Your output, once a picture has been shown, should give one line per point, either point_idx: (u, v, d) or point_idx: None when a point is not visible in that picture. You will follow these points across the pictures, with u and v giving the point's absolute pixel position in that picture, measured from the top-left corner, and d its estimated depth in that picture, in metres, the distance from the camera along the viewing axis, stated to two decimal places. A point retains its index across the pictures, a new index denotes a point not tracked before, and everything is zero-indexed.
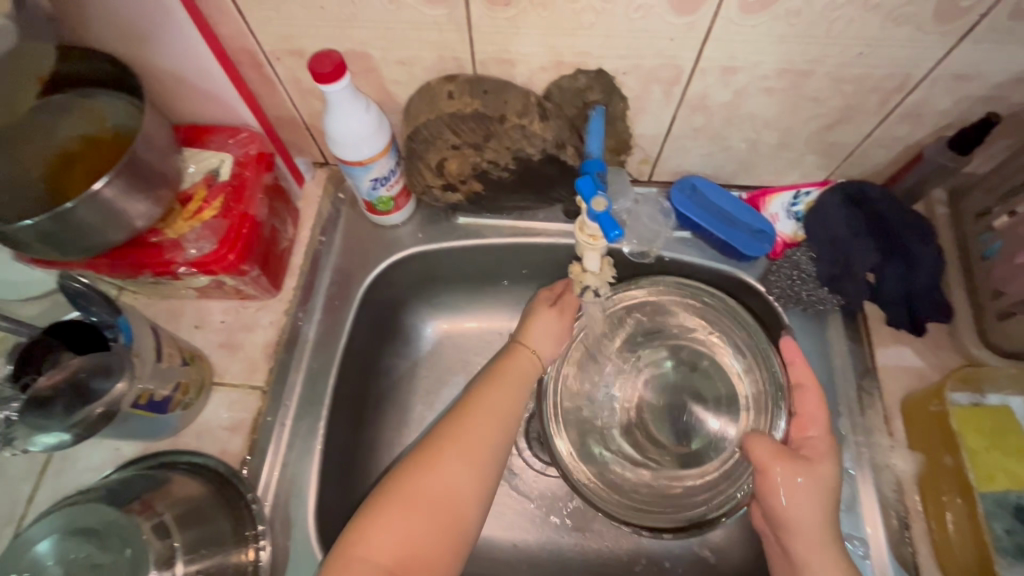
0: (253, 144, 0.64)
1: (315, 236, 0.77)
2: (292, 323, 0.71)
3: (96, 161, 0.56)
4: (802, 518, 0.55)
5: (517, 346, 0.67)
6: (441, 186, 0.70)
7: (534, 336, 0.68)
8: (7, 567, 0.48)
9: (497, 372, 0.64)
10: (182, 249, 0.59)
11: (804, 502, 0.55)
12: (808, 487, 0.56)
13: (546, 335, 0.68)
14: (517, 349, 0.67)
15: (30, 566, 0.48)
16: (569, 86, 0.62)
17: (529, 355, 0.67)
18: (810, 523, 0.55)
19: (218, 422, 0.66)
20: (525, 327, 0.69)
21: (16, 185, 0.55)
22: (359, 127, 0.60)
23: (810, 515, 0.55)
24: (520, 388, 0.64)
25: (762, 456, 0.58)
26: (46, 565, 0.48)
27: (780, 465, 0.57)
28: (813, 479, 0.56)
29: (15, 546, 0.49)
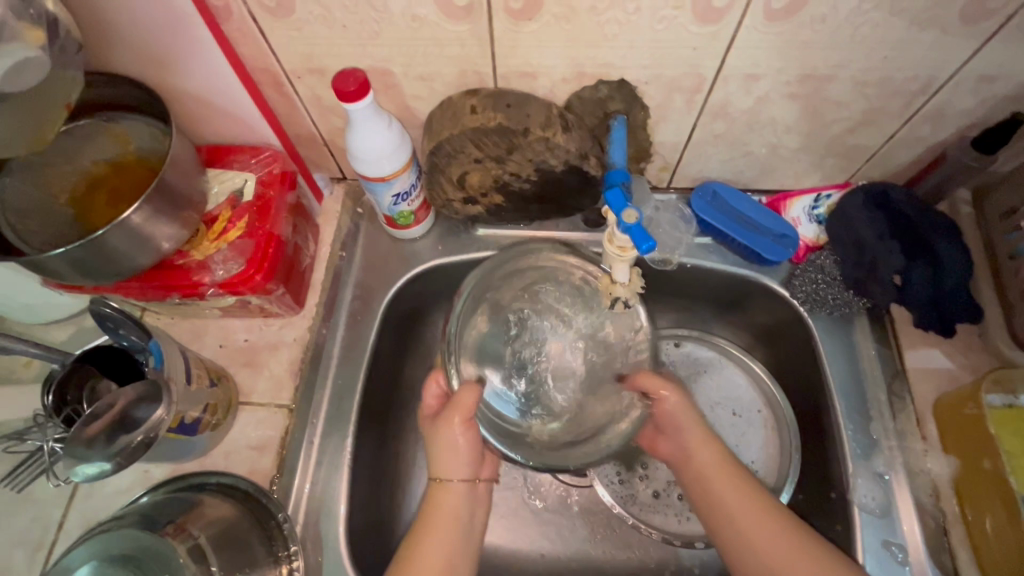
0: (275, 163, 0.64)
1: (336, 251, 0.77)
2: (316, 339, 0.71)
3: (124, 186, 0.57)
4: (679, 419, 0.65)
5: (436, 485, 0.60)
6: (462, 199, 0.70)
7: (442, 465, 0.60)
8: None
9: (424, 522, 0.60)
10: (209, 270, 0.59)
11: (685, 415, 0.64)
12: (676, 396, 0.64)
13: (453, 461, 0.60)
14: (436, 493, 0.60)
15: None
16: (589, 97, 0.61)
17: (445, 487, 0.60)
18: (687, 418, 0.65)
19: (245, 441, 0.66)
20: (432, 455, 0.61)
21: (45, 212, 0.55)
22: (382, 143, 0.61)
23: (692, 418, 0.65)
24: (452, 528, 0.59)
25: (649, 384, 0.63)
26: None
27: (666, 386, 0.64)
28: (673, 399, 0.64)
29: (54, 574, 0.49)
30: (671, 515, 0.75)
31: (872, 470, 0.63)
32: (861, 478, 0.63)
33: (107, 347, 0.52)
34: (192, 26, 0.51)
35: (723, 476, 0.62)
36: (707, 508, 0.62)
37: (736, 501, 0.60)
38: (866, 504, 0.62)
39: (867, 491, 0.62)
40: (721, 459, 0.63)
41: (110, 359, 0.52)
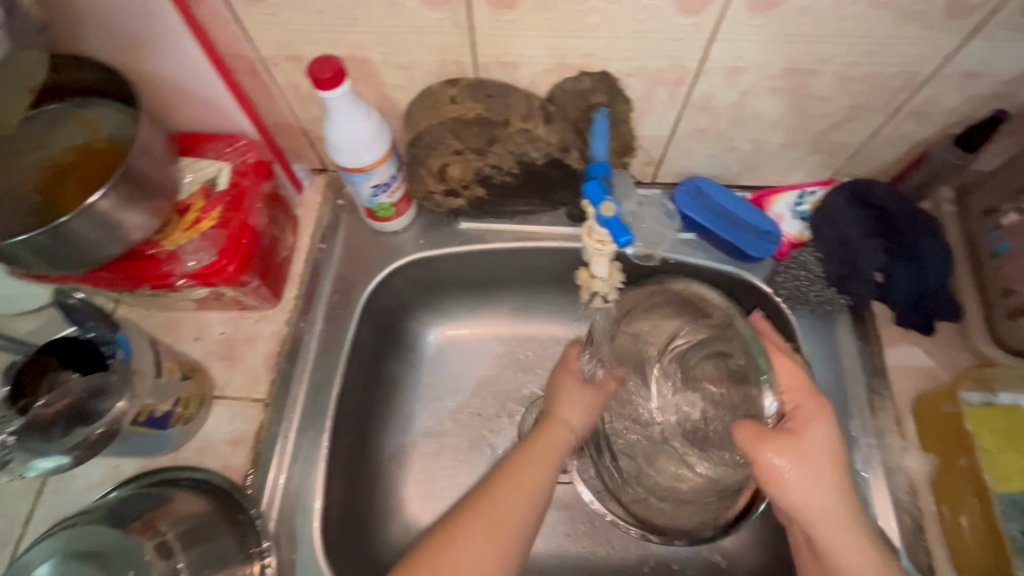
0: (251, 152, 0.63)
1: (315, 244, 0.75)
2: (294, 333, 0.70)
3: (92, 173, 0.55)
4: (802, 499, 0.52)
5: (551, 420, 0.65)
6: (443, 191, 0.69)
7: (564, 408, 0.66)
8: None
9: (530, 443, 0.63)
10: (179, 261, 0.57)
11: (798, 481, 0.52)
12: (785, 454, 0.52)
13: (576, 405, 0.67)
14: (547, 428, 0.65)
15: None
16: (572, 89, 0.60)
17: (562, 426, 0.65)
18: (811, 487, 0.52)
19: (219, 435, 0.64)
20: (555, 396, 0.68)
21: (12, 199, 0.54)
22: (360, 133, 0.59)
23: (808, 491, 0.52)
24: (557, 456, 0.63)
25: (748, 439, 0.54)
26: None
27: (768, 443, 0.53)
28: (809, 446, 0.53)
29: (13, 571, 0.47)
30: None
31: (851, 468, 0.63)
32: None
33: (73, 337, 0.50)
34: (161, 8, 0.50)
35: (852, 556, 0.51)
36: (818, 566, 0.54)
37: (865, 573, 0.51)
38: None
39: None
40: (848, 537, 0.52)
41: (75, 350, 0.50)
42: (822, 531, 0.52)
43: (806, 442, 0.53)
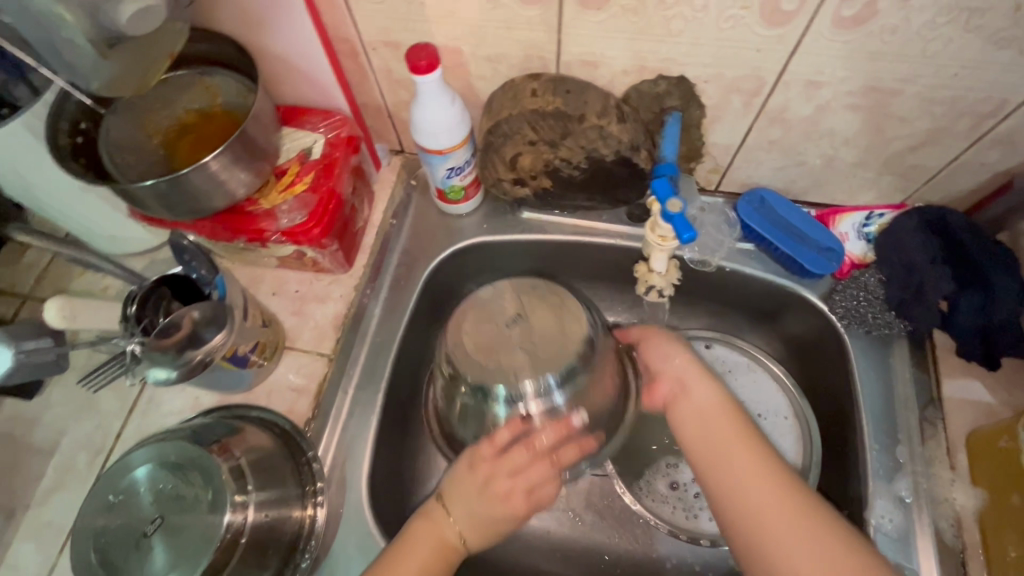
0: (343, 127, 0.68)
1: (387, 218, 0.81)
2: (360, 298, 0.76)
3: (210, 133, 0.63)
4: (673, 362, 0.66)
5: (435, 507, 0.61)
6: (511, 180, 0.73)
7: (457, 504, 0.61)
8: (108, 487, 0.54)
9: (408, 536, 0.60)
10: (275, 219, 0.63)
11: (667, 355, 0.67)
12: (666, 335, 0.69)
13: (476, 491, 0.61)
14: (432, 510, 0.61)
15: (126, 488, 0.54)
16: (648, 91, 0.63)
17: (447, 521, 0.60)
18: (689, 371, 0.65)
19: (287, 382, 0.71)
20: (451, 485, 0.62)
21: (139, 149, 0.61)
22: (444, 117, 0.64)
23: (700, 384, 0.64)
24: (478, 501, 0.60)
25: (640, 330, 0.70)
26: (140, 489, 0.54)
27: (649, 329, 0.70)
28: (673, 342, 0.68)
29: (117, 468, 0.55)
30: (679, 510, 0.76)
31: (894, 493, 0.62)
32: (880, 498, 0.62)
33: (181, 275, 0.58)
34: None
35: (719, 413, 0.61)
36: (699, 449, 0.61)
37: (768, 500, 0.55)
38: (883, 526, 0.61)
39: (885, 513, 0.61)
40: (729, 421, 0.61)
41: (181, 287, 0.58)
42: (700, 395, 0.63)
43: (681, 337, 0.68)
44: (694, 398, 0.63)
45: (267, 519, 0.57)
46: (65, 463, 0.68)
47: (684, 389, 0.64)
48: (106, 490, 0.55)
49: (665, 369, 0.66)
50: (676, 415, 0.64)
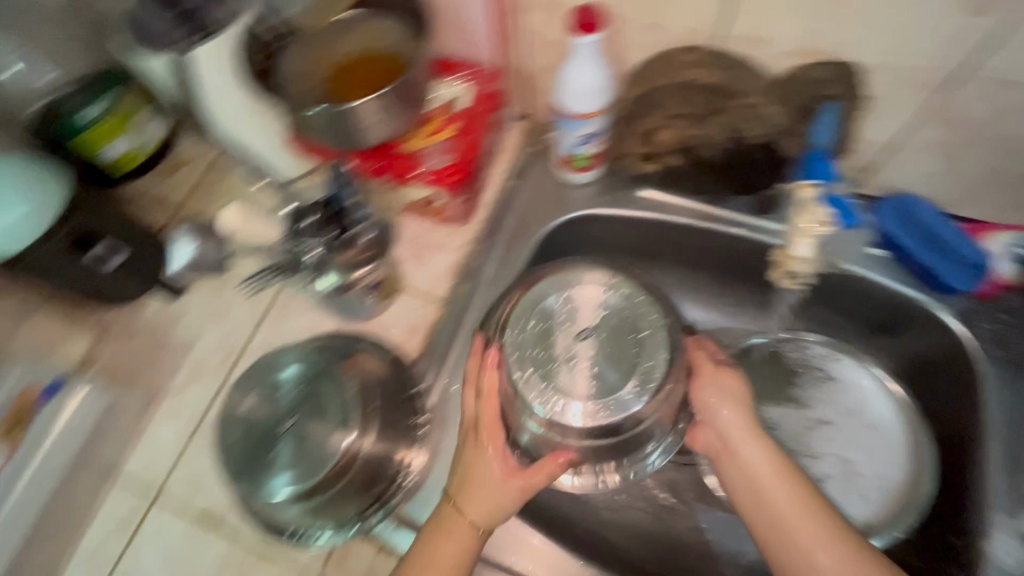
0: (490, 83, 0.71)
1: (508, 179, 0.83)
2: (475, 252, 0.78)
3: (366, 74, 0.64)
4: (722, 414, 0.61)
5: (451, 512, 0.58)
6: (641, 154, 0.74)
7: (473, 504, 0.58)
8: (260, 377, 0.66)
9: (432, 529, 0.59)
10: (423, 160, 0.67)
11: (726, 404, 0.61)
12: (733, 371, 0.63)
13: (483, 494, 0.58)
14: (449, 518, 0.58)
15: (273, 382, 0.66)
16: (809, 75, 0.61)
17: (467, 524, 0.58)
18: (741, 425, 0.60)
19: (401, 320, 0.74)
20: (464, 487, 0.59)
21: (303, 81, 0.64)
22: (594, 81, 0.65)
23: (752, 446, 0.59)
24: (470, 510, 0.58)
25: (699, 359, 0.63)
26: (284, 385, 0.65)
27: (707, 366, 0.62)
28: (728, 388, 0.61)
29: (266, 365, 0.67)
30: None
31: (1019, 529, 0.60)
32: (999, 531, 0.60)
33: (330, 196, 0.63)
34: None
35: (769, 474, 0.58)
36: (756, 510, 0.58)
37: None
38: (1004, 560, 0.59)
39: (1008, 548, 0.60)
40: (787, 482, 0.57)
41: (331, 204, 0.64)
42: (753, 455, 0.59)
43: (740, 386, 0.62)
44: (752, 460, 0.59)
45: (375, 450, 0.62)
46: (200, 361, 0.75)
47: (732, 445, 0.60)
48: (260, 382, 0.66)
49: (715, 425, 0.62)
50: (725, 469, 0.61)
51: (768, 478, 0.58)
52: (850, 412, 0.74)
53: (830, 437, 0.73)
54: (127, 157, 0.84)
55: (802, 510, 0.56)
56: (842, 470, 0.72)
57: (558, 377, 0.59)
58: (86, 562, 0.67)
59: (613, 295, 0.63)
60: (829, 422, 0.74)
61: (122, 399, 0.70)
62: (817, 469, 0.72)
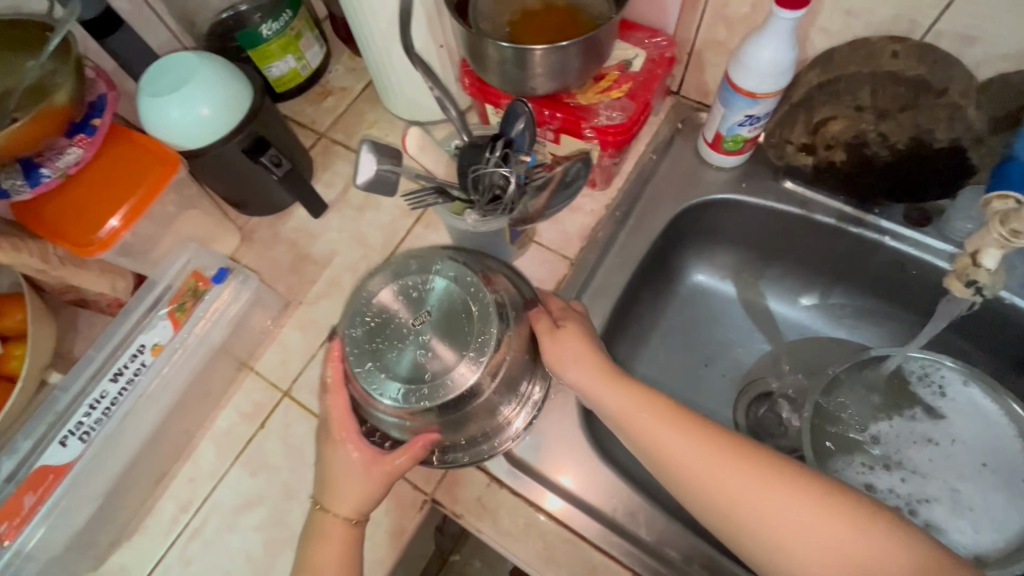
0: (668, 49, 0.69)
1: (647, 152, 0.83)
2: (608, 217, 0.79)
3: (552, 23, 0.66)
4: (567, 372, 0.61)
5: (328, 519, 0.58)
6: (801, 144, 0.72)
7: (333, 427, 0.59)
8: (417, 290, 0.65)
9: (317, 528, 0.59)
10: (592, 114, 0.66)
11: (573, 362, 0.60)
12: (573, 330, 0.62)
13: (351, 483, 0.58)
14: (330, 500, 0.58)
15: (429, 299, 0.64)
16: (1019, 83, 0.58)
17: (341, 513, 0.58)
18: (602, 385, 0.59)
19: (529, 271, 0.76)
20: (326, 485, 0.59)
21: (493, 20, 0.67)
22: (780, 60, 0.64)
23: (616, 395, 0.58)
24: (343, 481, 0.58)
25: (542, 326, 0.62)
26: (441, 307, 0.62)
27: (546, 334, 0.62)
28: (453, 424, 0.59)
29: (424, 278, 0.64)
30: None
31: None
32: None
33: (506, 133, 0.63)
34: None
35: (671, 430, 0.55)
36: (681, 491, 0.54)
37: (811, 523, 0.48)
38: None
39: None
40: (706, 470, 0.52)
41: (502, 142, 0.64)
42: (630, 408, 0.57)
43: (581, 337, 0.61)
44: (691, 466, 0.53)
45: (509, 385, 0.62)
46: (333, 279, 0.79)
47: (613, 414, 0.58)
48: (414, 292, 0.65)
49: (587, 396, 0.60)
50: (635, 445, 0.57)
51: (690, 460, 0.53)
52: (963, 442, 0.71)
53: (933, 459, 0.72)
54: (288, 77, 0.89)
55: (737, 476, 0.51)
56: (946, 496, 0.69)
57: (386, 357, 0.57)
58: (215, 445, 0.71)
59: (439, 280, 0.59)
60: (935, 444, 0.72)
61: (266, 299, 0.74)
62: (916, 487, 0.70)
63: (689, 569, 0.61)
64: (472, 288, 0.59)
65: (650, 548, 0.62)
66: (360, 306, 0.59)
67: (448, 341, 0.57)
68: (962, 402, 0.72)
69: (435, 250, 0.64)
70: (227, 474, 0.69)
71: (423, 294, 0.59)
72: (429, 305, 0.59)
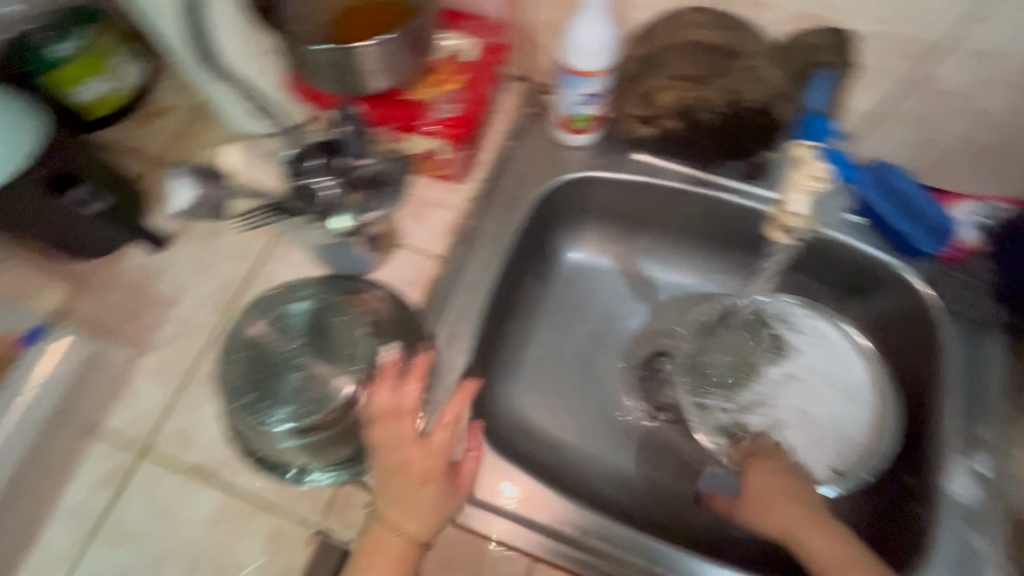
0: (495, 36, 0.69)
1: (504, 140, 0.83)
2: (472, 211, 0.78)
3: (373, 17, 0.63)
4: (769, 500, 0.64)
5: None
6: (640, 116, 0.76)
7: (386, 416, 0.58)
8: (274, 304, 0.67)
9: None
10: (429, 108, 0.66)
11: (774, 511, 0.63)
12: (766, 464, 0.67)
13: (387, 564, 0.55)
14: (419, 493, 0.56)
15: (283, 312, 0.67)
16: (805, 41, 0.63)
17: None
18: (787, 502, 0.63)
19: (398, 276, 0.74)
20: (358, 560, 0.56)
21: (307, 20, 0.62)
22: (602, 38, 0.66)
23: (776, 511, 0.63)
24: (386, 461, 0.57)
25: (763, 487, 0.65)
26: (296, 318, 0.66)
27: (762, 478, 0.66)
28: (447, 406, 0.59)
29: (278, 296, 0.68)
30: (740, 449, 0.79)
31: (971, 467, 0.65)
32: (958, 469, 0.65)
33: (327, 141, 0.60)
34: None
35: (807, 519, 0.61)
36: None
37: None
38: (958, 493, 0.64)
39: (962, 483, 0.64)
40: (779, 491, 0.64)
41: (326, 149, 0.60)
42: (766, 491, 0.65)
43: (789, 479, 0.66)
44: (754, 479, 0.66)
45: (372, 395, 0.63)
46: (184, 316, 0.72)
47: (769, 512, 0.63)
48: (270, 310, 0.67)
49: (767, 518, 0.63)
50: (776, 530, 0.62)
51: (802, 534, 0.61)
52: (814, 369, 0.79)
53: (791, 390, 0.79)
54: (106, 101, 0.81)
55: (820, 537, 0.60)
56: (801, 421, 0.77)
57: (258, 382, 0.63)
58: (67, 523, 0.63)
59: (302, 304, 0.67)
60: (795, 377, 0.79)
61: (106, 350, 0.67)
62: (774, 415, 0.78)
63: (587, 540, 0.63)
64: (335, 307, 0.66)
65: (548, 528, 0.63)
66: (238, 336, 0.65)
67: (323, 358, 0.64)
68: (811, 330, 0.81)
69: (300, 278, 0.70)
70: (86, 553, 0.62)
71: (286, 321, 0.66)
72: (298, 330, 0.66)
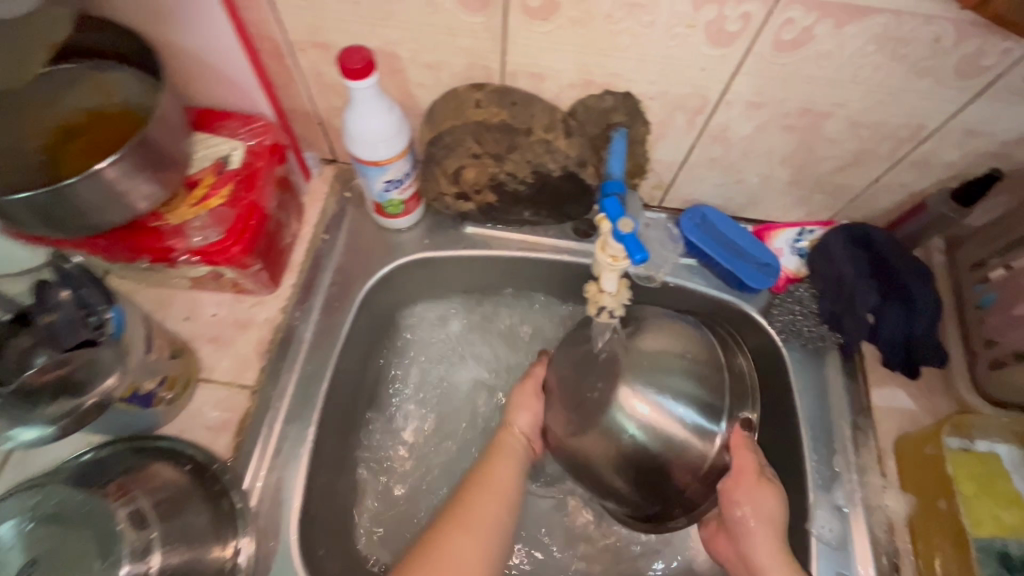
0: (267, 135, 0.62)
1: (318, 233, 0.74)
2: (288, 320, 0.68)
3: (102, 136, 0.53)
4: (750, 526, 0.60)
5: (505, 432, 0.69)
6: (454, 194, 0.69)
7: (517, 418, 0.71)
8: None
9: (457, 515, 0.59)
10: (184, 237, 0.56)
11: (764, 547, 0.59)
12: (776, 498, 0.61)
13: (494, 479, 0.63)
14: (503, 437, 0.69)
15: None
16: (594, 106, 0.61)
17: (516, 435, 0.69)
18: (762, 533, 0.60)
19: (202, 420, 0.62)
20: (465, 493, 0.62)
21: (12, 154, 0.52)
22: (382, 126, 0.59)
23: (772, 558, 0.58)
24: (511, 466, 0.66)
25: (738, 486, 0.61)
26: (9, 551, 0.44)
27: (748, 509, 0.61)
28: (524, 404, 0.71)
29: None
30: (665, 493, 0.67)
31: (832, 503, 0.64)
32: (820, 509, 0.64)
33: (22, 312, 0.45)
34: None
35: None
36: None
37: None
38: (824, 535, 0.63)
39: (825, 522, 0.63)
40: (775, 555, 0.59)
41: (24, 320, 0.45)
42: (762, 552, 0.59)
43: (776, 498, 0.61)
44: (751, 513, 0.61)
45: (178, 567, 0.49)
46: None
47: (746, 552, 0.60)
48: None
49: (745, 538, 0.61)
50: None
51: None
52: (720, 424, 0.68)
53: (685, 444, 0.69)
54: None
55: None
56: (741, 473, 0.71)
57: None
58: None
59: (6, 528, 0.45)
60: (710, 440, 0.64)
61: None
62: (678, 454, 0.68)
63: None
64: (77, 504, 0.45)
65: None
66: None
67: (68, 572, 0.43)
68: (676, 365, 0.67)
69: (36, 481, 0.50)
70: None
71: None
72: (17, 565, 0.44)
